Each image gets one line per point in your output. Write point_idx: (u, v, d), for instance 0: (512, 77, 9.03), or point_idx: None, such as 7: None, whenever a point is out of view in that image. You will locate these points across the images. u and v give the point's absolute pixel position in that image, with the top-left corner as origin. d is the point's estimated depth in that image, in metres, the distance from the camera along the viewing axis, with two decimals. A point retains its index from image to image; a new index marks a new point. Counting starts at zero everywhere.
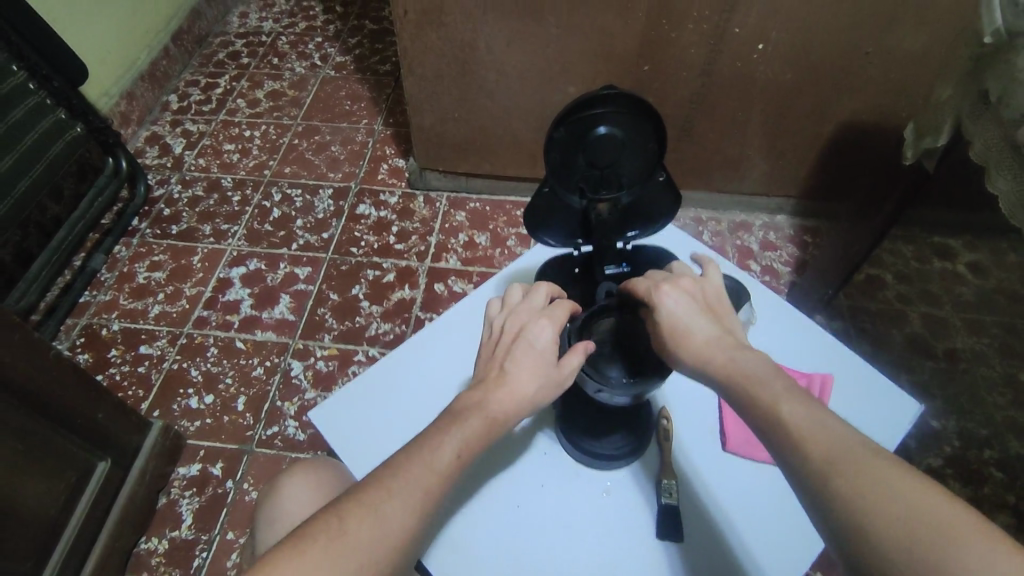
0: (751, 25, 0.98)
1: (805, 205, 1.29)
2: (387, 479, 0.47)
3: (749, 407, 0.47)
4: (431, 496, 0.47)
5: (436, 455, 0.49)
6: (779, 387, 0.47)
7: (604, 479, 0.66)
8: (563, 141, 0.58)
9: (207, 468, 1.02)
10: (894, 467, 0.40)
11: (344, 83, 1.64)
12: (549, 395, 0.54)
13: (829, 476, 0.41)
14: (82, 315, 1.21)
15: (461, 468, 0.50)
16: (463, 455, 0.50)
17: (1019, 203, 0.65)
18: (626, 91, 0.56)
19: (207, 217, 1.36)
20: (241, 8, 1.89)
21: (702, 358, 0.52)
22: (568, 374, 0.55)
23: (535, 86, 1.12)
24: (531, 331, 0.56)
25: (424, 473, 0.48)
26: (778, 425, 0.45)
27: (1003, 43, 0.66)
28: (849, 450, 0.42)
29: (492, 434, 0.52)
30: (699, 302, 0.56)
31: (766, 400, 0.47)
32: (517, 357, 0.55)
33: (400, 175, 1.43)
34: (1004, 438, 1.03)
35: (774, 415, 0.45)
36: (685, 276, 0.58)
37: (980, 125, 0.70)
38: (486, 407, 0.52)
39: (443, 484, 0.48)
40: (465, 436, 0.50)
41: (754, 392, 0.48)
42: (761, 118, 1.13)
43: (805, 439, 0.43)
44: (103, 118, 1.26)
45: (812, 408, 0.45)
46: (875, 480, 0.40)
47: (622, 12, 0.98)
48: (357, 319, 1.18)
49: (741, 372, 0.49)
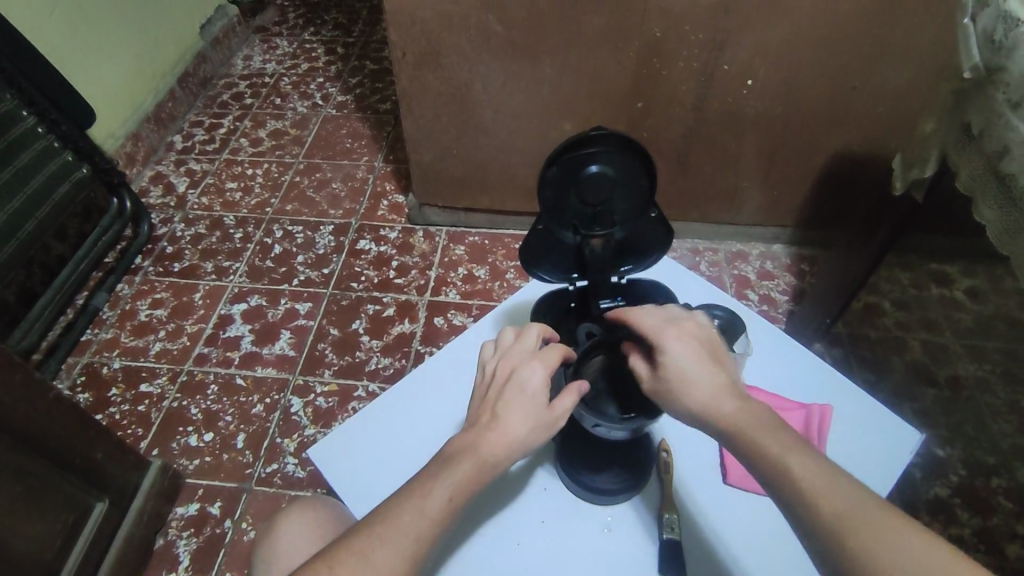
0: (739, 62, 1.01)
1: (801, 234, 1.30)
2: (378, 526, 0.49)
3: (755, 459, 0.48)
4: (423, 541, 0.48)
5: (427, 500, 0.50)
6: (783, 438, 0.48)
7: (605, 515, 0.65)
8: (556, 180, 0.59)
9: (205, 508, 1.01)
10: (902, 524, 0.42)
11: (345, 121, 1.68)
12: (541, 438, 0.54)
13: (847, 534, 0.42)
14: (83, 353, 1.21)
15: (453, 512, 0.50)
16: (454, 500, 0.50)
17: (1006, 232, 0.66)
18: (615, 130, 0.57)
19: (208, 254, 1.38)
20: (245, 50, 1.95)
21: (708, 409, 0.51)
22: (560, 418, 0.55)
23: (531, 124, 1.15)
24: (523, 374, 0.56)
25: (417, 519, 0.49)
26: (789, 480, 0.46)
27: (982, 78, 0.68)
28: (860, 505, 0.43)
29: (486, 478, 0.52)
30: (704, 347, 0.54)
31: (773, 453, 0.47)
32: (509, 400, 0.55)
33: (400, 210, 1.45)
34: (1011, 467, 1.02)
35: (784, 470, 0.46)
36: (685, 319, 0.56)
37: (965, 157, 0.72)
38: (478, 452, 0.52)
39: (434, 529, 0.49)
40: (456, 481, 0.51)
41: (761, 445, 0.48)
42: (752, 151, 1.15)
43: (817, 494, 0.44)
44: (109, 160, 1.28)
45: (818, 462, 0.46)
46: (892, 540, 0.41)
47: (614, 51, 1.01)
48: (357, 354, 1.19)
49: (746, 424, 0.49)
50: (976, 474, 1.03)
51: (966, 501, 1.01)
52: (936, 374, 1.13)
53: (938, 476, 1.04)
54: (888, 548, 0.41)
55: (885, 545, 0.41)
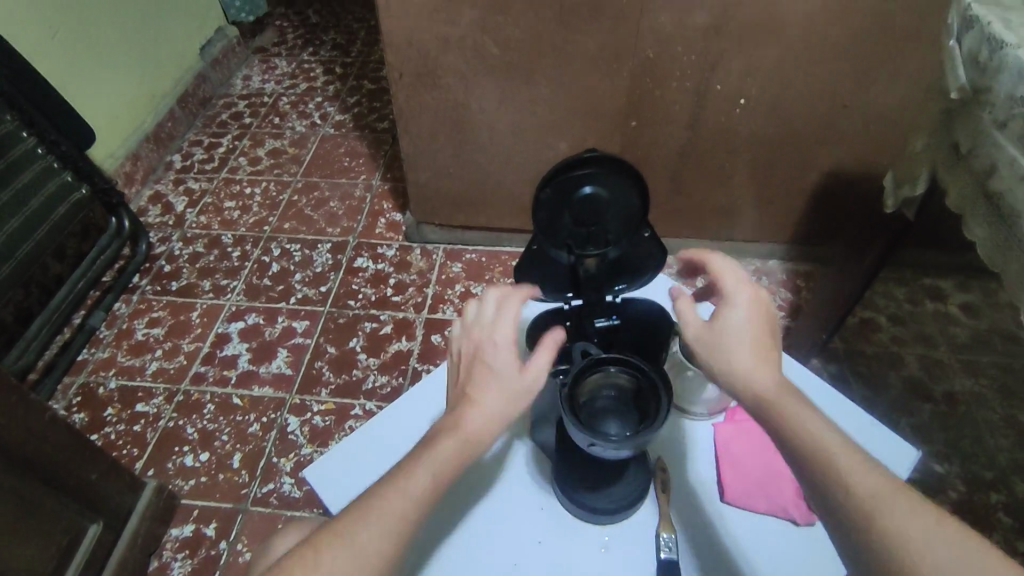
0: (731, 82, 1.02)
1: (796, 250, 1.31)
2: (362, 509, 0.47)
3: (784, 434, 0.48)
4: (410, 521, 0.47)
5: (411, 482, 0.48)
6: (816, 417, 0.48)
7: (602, 534, 0.63)
8: (550, 200, 0.60)
9: (200, 529, 1.00)
10: (932, 510, 0.43)
11: (343, 140, 1.70)
12: (522, 405, 0.53)
13: (873, 517, 0.43)
14: (80, 373, 1.21)
15: (440, 491, 0.49)
16: (439, 476, 0.49)
17: (997, 249, 0.66)
18: (607, 152, 0.59)
19: (206, 273, 1.38)
20: (244, 70, 1.97)
21: (745, 377, 0.51)
22: (539, 379, 0.54)
23: (527, 142, 1.16)
24: (490, 345, 0.55)
25: (402, 499, 0.48)
26: (818, 457, 0.46)
27: (969, 98, 0.69)
28: (889, 491, 0.44)
29: (472, 452, 0.51)
30: (762, 318, 0.54)
31: (805, 431, 0.47)
32: (478, 376, 0.54)
33: (398, 228, 1.46)
34: (1010, 482, 1.02)
35: (819, 445, 0.46)
36: (751, 282, 0.56)
37: (954, 175, 0.73)
38: (461, 429, 0.51)
39: (421, 509, 0.48)
40: (437, 459, 0.49)
41: (794, 421, 0.48)
42: (746, 168, 1.16)
43: (847, 475, 0.45)
44: (108, 180, 1.29)
45: (849, 445, 0.46)
46: (918, 528, 0.42)
47: (608, 72, 1.03)
48: (354, 373, 1.18)
49: (781, 397, 0.50)
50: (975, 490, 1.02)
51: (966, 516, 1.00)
52: (933, 389, 1.13)
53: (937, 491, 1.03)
54: (917, 531, 0.42)
55: (915, 528, 0.42)
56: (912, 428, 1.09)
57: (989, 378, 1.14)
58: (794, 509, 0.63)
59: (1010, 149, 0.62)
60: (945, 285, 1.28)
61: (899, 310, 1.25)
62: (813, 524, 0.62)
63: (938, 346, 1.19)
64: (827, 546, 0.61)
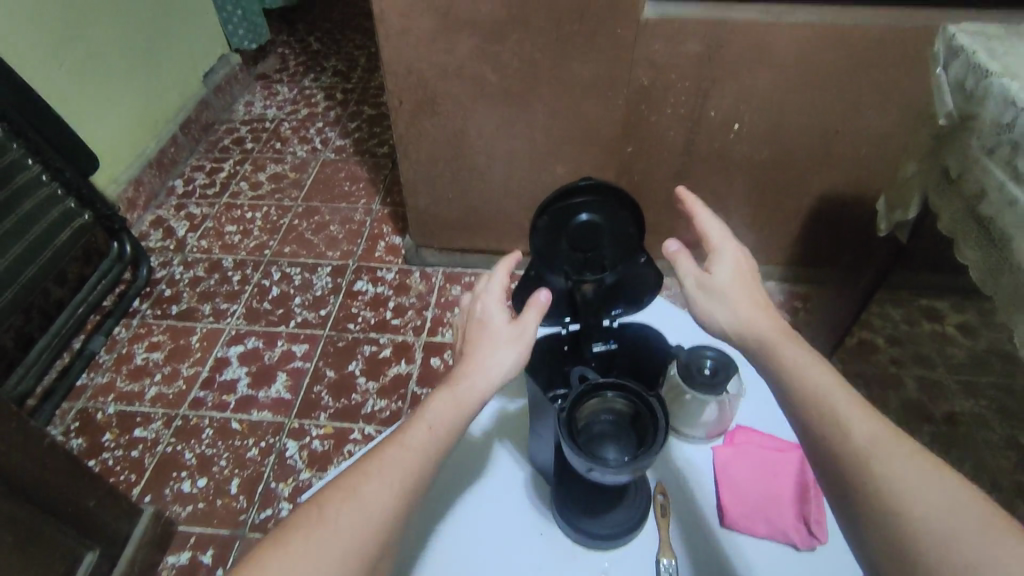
0: (725, 108, 1.04)
1: (793, 272, 1.32)
2: (362, 467, 0.48)
3: (782, 378, 0.49)
4: (413, 475, 0.48)
5: (408, 438, 0.50)
6: (808, 363, 0.49)
7: (602, 560, 0.63)
8: (548, 230, 0.61)
9: (197, 556, 0.99)
10: (929, 458, 0.42)
11: (343, 165, 1.72)
12: (514, 354, 0.54)
13: (865, 455, 0.42)
14: (78, 398, 1.21)
15: (440, 442, 0.50)
16: (436, 428, 0.50)
17: (988, 272, 0.67)
18: (600, 180, 0.60)
19: (207, 297, 1.39)
20: (247, 97, 2.00)
21: (745, 326, 0.53)
22: (529, 330, 0.55)
23: (525, 167, 1.18)
24: (478, 302, 0.57)
25: (403, 452, 0.49)
26: (807, 401, 0.46)
27: (957, 125, 0.71)
28: (883, 434, 0.43)
29: (470, 408, 0.52)
30: (745, 276, 0.56)
31: (803, 374, 0.48)
32: (469, 341, 0.56)
33: (397, 252, 1.47)
34: (1013, 504, 1.01)
35: (810, 390, 0.47)
36: (734, 240, 0.58)
37: (945, 199, 0.74)
38: (455, 383, 0.52)
39: (422, 462, 0.49)
40: (435, 412, 0.51)
41: (793, 365, 0.49)
42: (742, 191, 1.18)
43: (841, 417, 0.44)
44: (110, 206, 1.30)
45: (849, 391, 0.46)
46: (912, 468, 0.41)
47: (604, 99, 1.05)
48: (353, 397, 1.18)
49: (781, 345, 0.51)
50: None
51: None
52: (932, 410, 1.13)
53: None
54: (907, 472, 0.41)
55: (904, 470, 0.41)
56: None
57: (988, 399, 1.14)
58: (794, 533, 0.63)
59: (998, 174, 0.64)
60: (942, 306, 1.29)
61: (897, 331, 1.26)
62: (813, 548, 0.62)
63: (936, 367, 1.19)
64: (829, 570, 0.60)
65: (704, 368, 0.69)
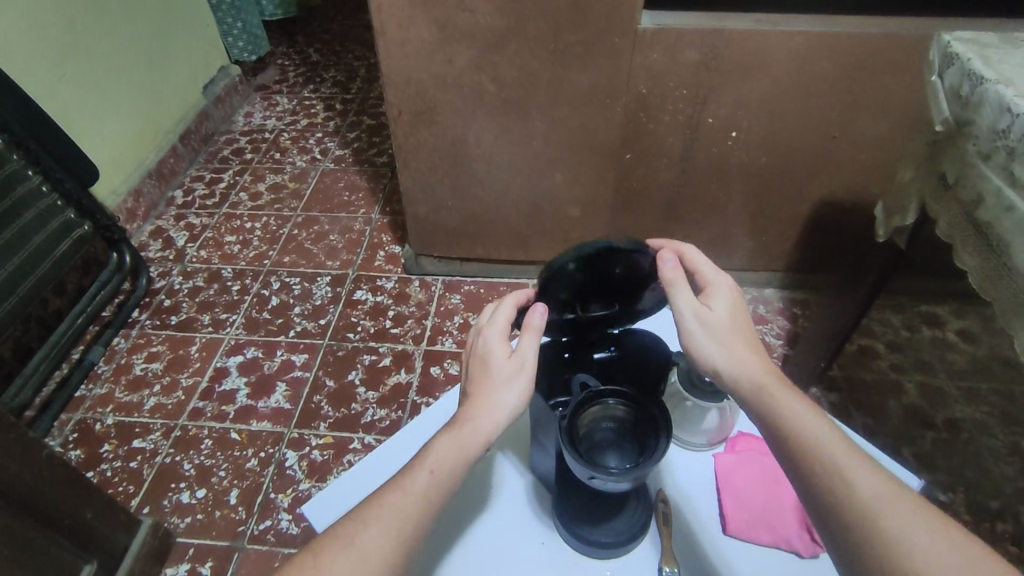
0: (723, 115, 1.05)
1: (791, 278, 1.32)
2: (363, 514, 0.50)
3: (786, 426, 0.47)
4: (412, 521, 0.49)
5: (409, 484, 0.51)
6: (810, 412, 0.48)
7: (605, 568, 0.63)
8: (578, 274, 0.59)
9: (196, 568, 0.98)
10: (933, 515, 0.42)
11: (342, 175, 1.72)
12: (514, 389, 0.54)
13: (875, 512, 0.42)
14: (77, 409, 1.20)
15: (438, 487, 0.50)
16: (436, 472, 0.51)
17: (986, 276, 0.67)
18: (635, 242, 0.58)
19: (206, 307, 1.39)
20: (246, 108, 2.01)
21: (737, 364, 0.51)
22: (529, 359, 0.55)
23: (524, 175, 1.18)
24: (480, 337, 0.57)
25: (400, 498, 0.50)
26: (813, 452, 0.46)
27: (953, 131, 0.71)
28: (890, 490, 0.43)
29: (474, 450, 0.52)
30: (735, 314, 0.54)
31: (800, 419, 0.47)
32: (472, 377, 0.56)
33: (396, 261, 1.47)
34: (1016, 512, 1.01)
35: (816, 441, 0.46)
36: (722, 279, 0.56)
37: (942, 205, 0.74)
38: (458, 425, 0.52)
39: (422, 509, 0.50)
40: (435, 457, 0.51)
41: (789, 410, 0.48)
42: (740, 199, 1.18)
43: (848, 471, 0.44)
44: (110, 216, 1.31)
45: (844, 439, 0.47)
46: (915, 522, 0.42)
47: (602, 107, 1.05)
48: (353, 406, 1.18)
49: (775, 386, 0.50)
50: (981, 519, 1.01)
51: None
52: (933, 416, 1.13)
53: None
54: (917, 534, 0.41)
55: (914, 530, 0.41)
56: (914, 456, 1.08)
57: (989, 405, 1.14)
58: (796, 540, 0.62)
59: (995, 179, 0.64)
60: (942, 312, 1.29)
61: (896, 337, 1.26)
62: (817, 555, 0.62)
63: (937, 373, 1.19)
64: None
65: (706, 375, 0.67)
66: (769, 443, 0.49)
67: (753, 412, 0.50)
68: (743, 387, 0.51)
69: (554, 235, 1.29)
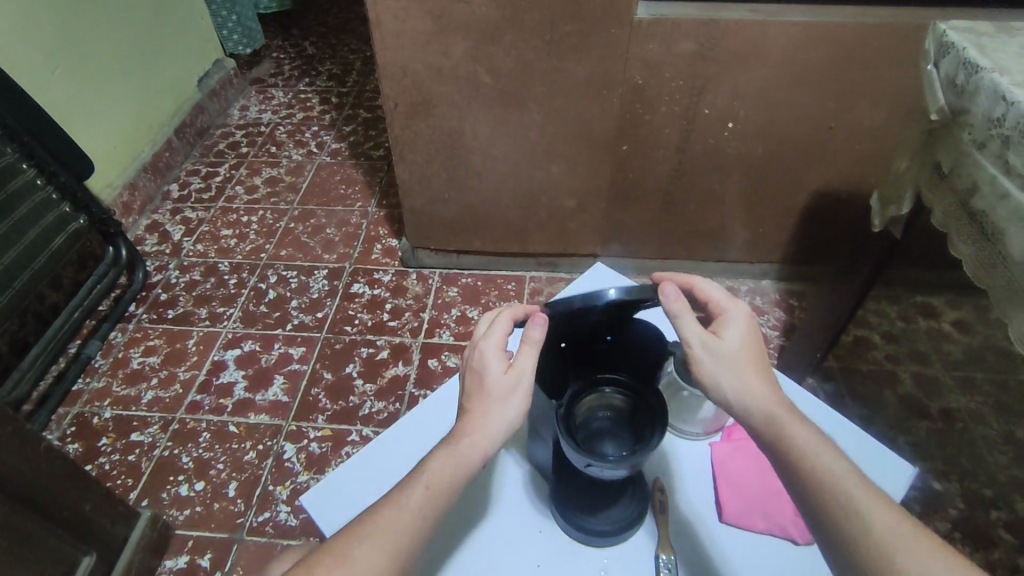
0: (719, 106, 1.05)
1: (787, 270, 1.33)
2: (358, 528, 0.51)
3: (800, 461, 0.48)
4: (408, 536, 0.50)
5: (407, 500, 0.51)
6: (822, 447, 0.49)
7: (602, 557, 0.63)
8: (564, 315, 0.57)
9: (195, 560, 0.98)
10: (939, 550, 0.44)
11: (339, 168, 1.72)
12: (511, 404, 0.54)
13: (887, 549, 0.44)
14: (74, 403, 1.20)
15: (434, 502, 0.52)
16: (432, 487, 0.52)
17: (981, 265, 0.68)
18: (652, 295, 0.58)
19: (203, 301, 1.38)
20: (242, 101, 2.00)
21: (752, 400, 0.51)
22: (527, 375, 0.55)
23: (521, 167, 1.18)
24: (477, 349, 0.57)
25: (397, 513, 0.51)
26: (827, 489, 0.47)
27: (949, 120, 0.71)
28: (899, 526, 0.45)
29: (470, 466, 0.53)
30: (748, 342, 0.54)
31: (817, 461, 0.48)
32: (469, 390, 0.56)
33: (393, 254, 1.47)
34: (1010, 500, 1.02)
35: (829, 478, 0.47)
36: (736, 306, 0.56)
37: (938, 195, 0.75)
38: (456, 441, 0.53)
39: (418, 523, 0.51)
40: (432, 472, 0.52)
41: (806, 450, 0.49)
42: (736, 190, 1.18)
43: (862, 510, 0.46)
44: (105, 210, 1.30)
45: (860, 478, 0.48)
46: (929, 565, 0.43)
47: (598, 98, 1.05)
48: (351, 399, 1.18)
49: (790, 424, 0.50)
50: (975, 507, 1.01)
51: (967, 534, 0.98)
52: (928, 406, 1.14)
53: (938, 509, 1.01)
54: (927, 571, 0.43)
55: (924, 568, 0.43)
56: (910, 445, 1.09)
57: (984, 395, 1.15)
58: (792, 527, 0.63)
59: (990, 167, 0.64)
60: (937, 302, 1.30)
61: (892, 327, 1.26)
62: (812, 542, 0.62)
63: (932, 363, 1.20)
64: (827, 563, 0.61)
65: None
66: (784, 480, 0.50)
67: (768, 450, 0.50)
68: (757, 424, 0.51)
69: (551, 227, 1.29)
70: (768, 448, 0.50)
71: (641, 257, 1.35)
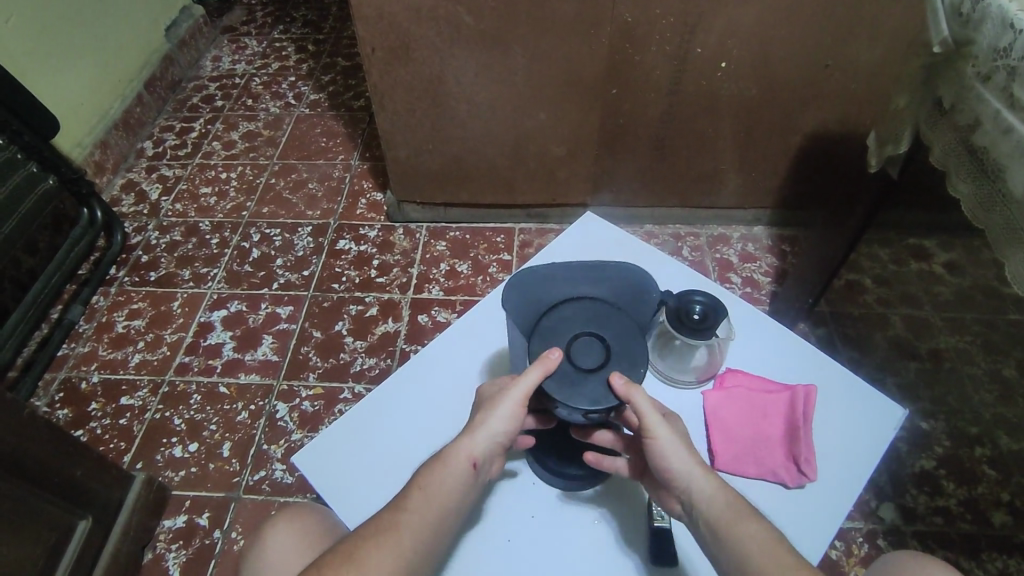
0: (712, 44, 1.00)
1: (780, 214, 1.31)
2: (361, 533, 0.54)
3: (735, 527, 0.52)
4: (405, 539, 0.53)
5: (404, 503, 0.55)
6: (753, 515, 0.53)
7: (594, 508, 0.64)
8: (533, 351, 0.58)
9: (193, 519, 0.99)
10: None
11: (318, 120, 1.66)
12: (498, 408, 0.57)
13: None
14: (60, 368, 1.18)
15: (429, 504, 0.55)
16: (424, 489, 0.55)
17: (980, 204, 0.66)
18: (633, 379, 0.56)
19: (185, 262, 1.35)
20: (213, 52, 1.91)
21: (696, 471, 0.55)
22: (515, 385, 0.57)
23: (509, 113, 1.14)
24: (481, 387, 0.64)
25: (394, 515, 0.54)
26: (761, 548, 0.50)
27: (952, 53, 0.68)
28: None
29: (458, 467, 0.56)
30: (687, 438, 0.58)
31: (753, 526, 0.52)
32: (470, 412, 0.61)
33: (379, 209, 1.43)
34: (994, 436, 1.03)
35: (760, 542, 0.51)
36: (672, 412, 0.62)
37: (938, 131, 0.72)
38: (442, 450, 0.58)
39: (415, 522, 0.54)
40: (421, 478, 0.56)
41: (740, 518, 0.52)
42: (729, 134, 1.15)
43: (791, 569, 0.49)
44: (75, 169, 1.24)
45: (782, 545, 0.51)
46: None
47: (586, 38, 1.00)
48: (341, 356, 1.17)
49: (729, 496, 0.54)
50: (960, 445, 1.03)
51: (951, 470, 1.00)
52: (918, 347, 1.15)
53: (924, 448, 1.03)
54: None
55: None
56: (898, 387, 1.11)
57: (972, 335, 1.15)
58: (782, 471, 0.66)
59: (994, 102, 0.62)
60: (929, 244, 1.27)
61: (884, 271, 1.26)
62: (803, 485, 0.65)
63: (922, 306, 1.20)
64: (817, 503, 0.64)
65: (694, 313, 0.69)
66: (712, 556, 0.53)
67: (699, 528, 0.54)
68: (694, 503, 0.54)
69: (539, 175, 1.25)
70: (700, 529, 0.54)
71: (632, 206, 1.33)
